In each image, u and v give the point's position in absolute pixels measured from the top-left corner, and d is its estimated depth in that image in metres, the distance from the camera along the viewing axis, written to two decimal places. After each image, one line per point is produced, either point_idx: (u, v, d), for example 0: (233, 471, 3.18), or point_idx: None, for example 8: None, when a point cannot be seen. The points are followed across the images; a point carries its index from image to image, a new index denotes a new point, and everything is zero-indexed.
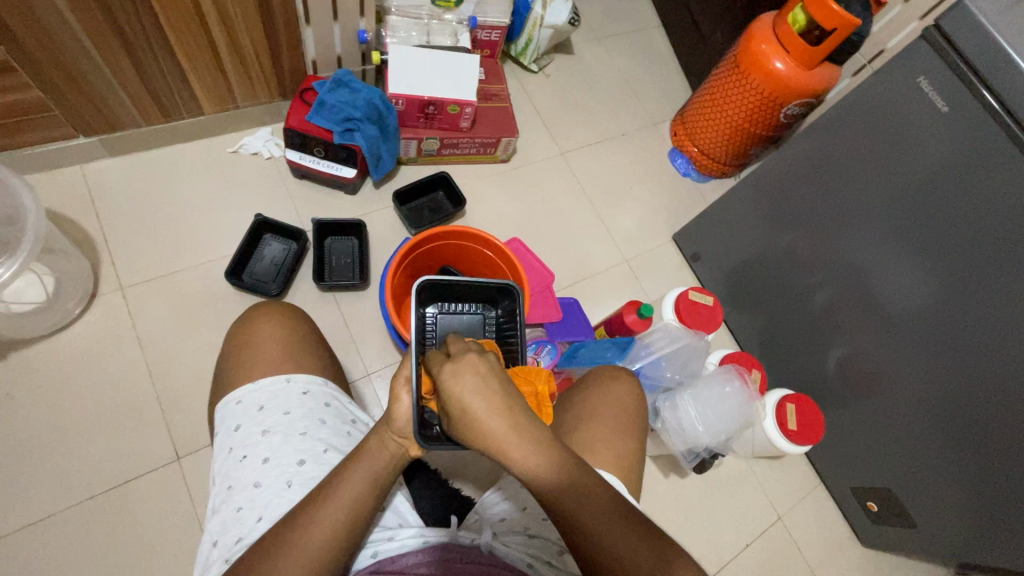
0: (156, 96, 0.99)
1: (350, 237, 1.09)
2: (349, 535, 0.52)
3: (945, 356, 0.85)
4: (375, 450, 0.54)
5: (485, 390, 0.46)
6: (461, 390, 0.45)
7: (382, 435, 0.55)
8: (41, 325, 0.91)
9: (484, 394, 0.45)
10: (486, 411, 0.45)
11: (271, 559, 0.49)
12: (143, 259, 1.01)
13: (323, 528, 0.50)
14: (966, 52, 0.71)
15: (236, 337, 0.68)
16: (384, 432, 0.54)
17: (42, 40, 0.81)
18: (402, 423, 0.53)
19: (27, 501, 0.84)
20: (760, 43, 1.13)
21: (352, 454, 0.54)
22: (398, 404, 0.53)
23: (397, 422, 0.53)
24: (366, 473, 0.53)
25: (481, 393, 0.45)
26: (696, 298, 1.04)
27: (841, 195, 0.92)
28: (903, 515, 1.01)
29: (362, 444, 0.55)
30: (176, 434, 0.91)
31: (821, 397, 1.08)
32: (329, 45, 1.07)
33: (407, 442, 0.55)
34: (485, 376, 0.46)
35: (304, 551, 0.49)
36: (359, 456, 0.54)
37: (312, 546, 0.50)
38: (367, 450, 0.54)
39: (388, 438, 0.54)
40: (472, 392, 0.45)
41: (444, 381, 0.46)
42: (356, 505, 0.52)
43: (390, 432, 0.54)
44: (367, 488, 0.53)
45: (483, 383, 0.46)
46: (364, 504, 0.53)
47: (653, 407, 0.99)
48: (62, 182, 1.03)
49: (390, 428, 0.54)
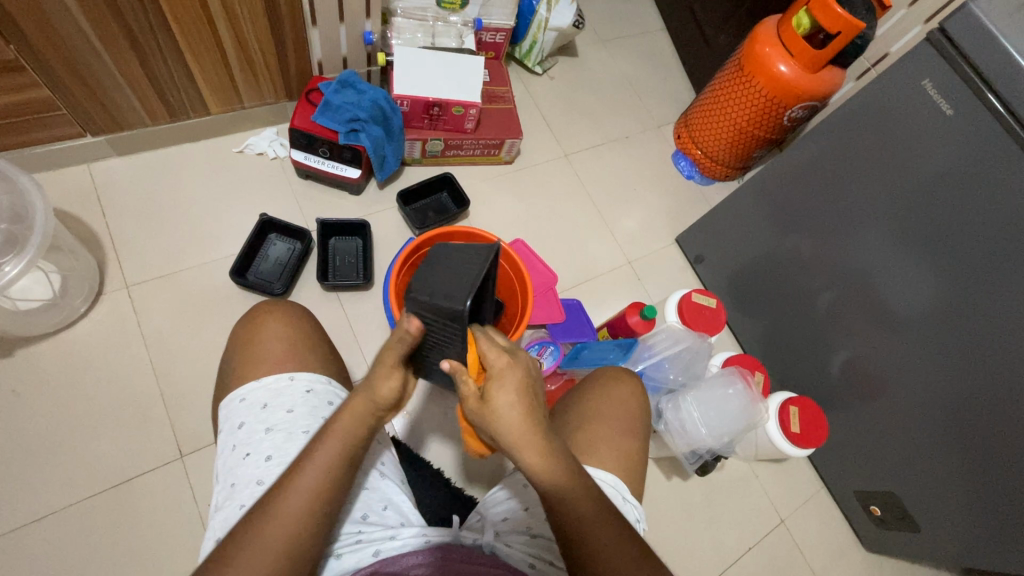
0: (164, 96, 1.00)
1: (354, 237, 1.10)
2: (321, 520, 0.52)
3: (949, 359, 0.85)
4: (352, 426, 0.54)
5: (525, 380, 0.52)
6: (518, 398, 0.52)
7: (361, 411, 0.54)
8: (47, 322, 0.91)
9: (520, 382, 0.52)
10: (516, 398, 0.51)
11: (255, 541, 0.49)
12: (149, 257, 1.02)
13: (299, 510, 0.51)
14: (970, 54, 0.71)
15: (242, 334, 0.68)
16: (362, 409, 0.54)
17: (53, 39, 0.82)
18: (386, 395, 0.54)
19: (30, 498, 0.84)
20: (764, 46, 1.13)
21: (325, 432, 0.54)
22: (388, 378, 0.54)
23: (381, 395, 0.54)
24: (341, 450, 0.53)
25: (518, 381, 0.52)
26: (699, 300, 1.03)
27: (844, 197, 0.92)
28: (906, 519, 1.00)
29: (333, 423, 0.54)
30: (180, 432, 0.92)
31: (824, 400, 1.08)
32: (335, 47, 1.07)
33: (383, 416, 0.56)
34: (527, 372, 0.53)
35: (284, 533, 0.50)
36: (333, 435, 0.53)
37: (291, 526, 0.50)
38: (341, 427, 0.54)
39: (367, 412, 0.55)
40: (507, 379, 0.51)
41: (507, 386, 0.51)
42: (332, 485, 0.53)
43: (372, 406, 0.55)
44: (343, 467, 0.53)
45: (522, 375, 0.52)
46: (339, 483, 0.53)
47: (656, 409, 0.99)
48: (69, 181, 1.03)
49: (373, 404, 0.54)
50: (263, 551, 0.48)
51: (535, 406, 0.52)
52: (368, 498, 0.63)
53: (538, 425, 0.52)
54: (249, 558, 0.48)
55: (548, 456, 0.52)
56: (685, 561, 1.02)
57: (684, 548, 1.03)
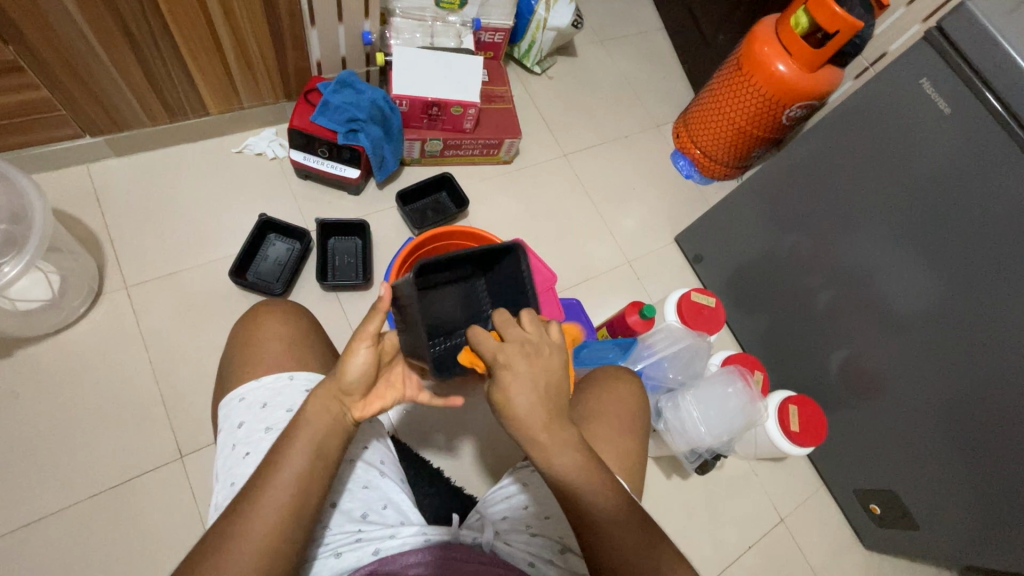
0: (163, 97, 1.00)
1: (353, 237, 1.10)
2: (298, 519, 0.51)
3: (948, 358, 0.85)
4: (317, 412, 0.55)
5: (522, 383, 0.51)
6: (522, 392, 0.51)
7: (327, 395, 0.56)
8: (46, 323, 0.91)
9: (515, 386, 0.51)
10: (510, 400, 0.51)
11: (241, 536, 0.49)
12: (148, 258, 1.02)
13: (279, 503, 0.51)
14: (968, 53, 0.71)
15: (242, 333, 0.68)
16: (328, 394, 0.56)
17: (51, 40, 0.82)
18: (349, 377, 0.56)
19: (30, 499, 0.84)
20: (763, 45, 1.13)
21: (294, 422, 0.54)
22: (352, 359, 0.56)
23: (346, 378, 0.56)
24: (310, 438, 0.54)
25: (514, 385, 0.51)
26: (698, 299, 1.04)
27: (844, 196, 0.92)
28: (906, 518, 1.00)
29: (300, 413, 0.55)
30: (180, 432, 0.92)
31: (824, 399, 1.08)
32: (333, 47, 1.07)
33: (349, 404, 0.57)
34: (529, 375, 0.51)
35: (262, 527, 0.49)
36: (301, 424, 0.54)
37: (268, 519, 0.50)
38: (309, 416, 0.54)
39: (331, 397, 0.56)
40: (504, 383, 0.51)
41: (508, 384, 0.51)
42: (305, 477, 0.52)
43: (336, 390, 0.56)
44: (313, 457, 0.53)
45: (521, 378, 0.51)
46: (313, 473, 0.53)
47: (655, 408, 0.99)
48: (68, 182, 1.03)
49: (338, 388, 0.56)
50: (242, 545, 0.48)
51: (535, 408, 0.51)
52: (368, 497, 0.63)
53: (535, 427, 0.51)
54: (229, 553, 0.48)
55: (545, 455, 0.52)
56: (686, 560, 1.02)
57: (684, 547, 1.03)
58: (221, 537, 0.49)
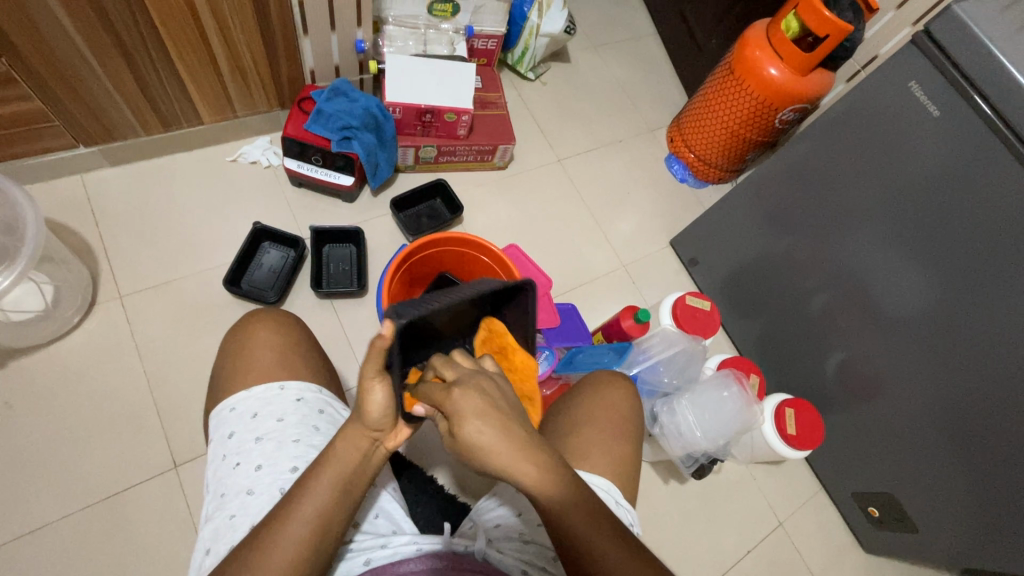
0: (157, 106, 1.01)
1: (347, 244, 1.10)
2: (319, 548, 0.51)
3: (944, 360, 0.85)
4: (346, 454, 0.53)
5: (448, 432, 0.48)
6: (481, 428, 0.46)
7: (355, 434, 0.53)
8: (40, 333, 0.91)
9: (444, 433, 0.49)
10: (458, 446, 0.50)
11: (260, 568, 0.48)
12: (142, 267, 1.02)
13: (301, 535, 0.50)
14: (956, 55, 0.72)
15: (232, 343, 0.68)
16: (356, 431, 0.53)
17: (44, 52, 0.82)
18: (375, 421, 0.53)
19: (24, 511, 0.84)
20: (754, 50, 1.14)
21: (321, 459, 0.52)
22: (374, 403, 0.52)
23: (372, 419, 0.52)
24: (337, 476, 0.52)
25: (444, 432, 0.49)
26: (694, 303, 1.04)
27: (836, 199, 0.92)
28: (905, 521, 1.00)
29: (331, 450, 0.53)
30: (174, 442, 0.91)
31: (820, 401, 1.08)
32: (327, 55, 1.08)
33: (380, 438, 0.55)
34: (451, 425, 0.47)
35: (286, 560, 0.49)
36: (329, 462, 0.52)
37: (285, 553, 0.49)
38: (338, 454, 0.53)
39: (360, 436, 0.53)
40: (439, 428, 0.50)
41: (466, 422, 0.46)
42: (330, 511, 0.52)
43: (363, 429, 0.53)
44: (340, 491, 0.53)
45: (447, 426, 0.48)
46: (336, 506, 0.52)
47: (651, 412, 0.99)
48: (63, 192, 1.04)
49: (365, 426, 0.53)
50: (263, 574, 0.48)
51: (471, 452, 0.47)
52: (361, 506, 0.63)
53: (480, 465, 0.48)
54: None
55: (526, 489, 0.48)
56: (684, 566, 1.02)
57: (682, 553, 1.03)
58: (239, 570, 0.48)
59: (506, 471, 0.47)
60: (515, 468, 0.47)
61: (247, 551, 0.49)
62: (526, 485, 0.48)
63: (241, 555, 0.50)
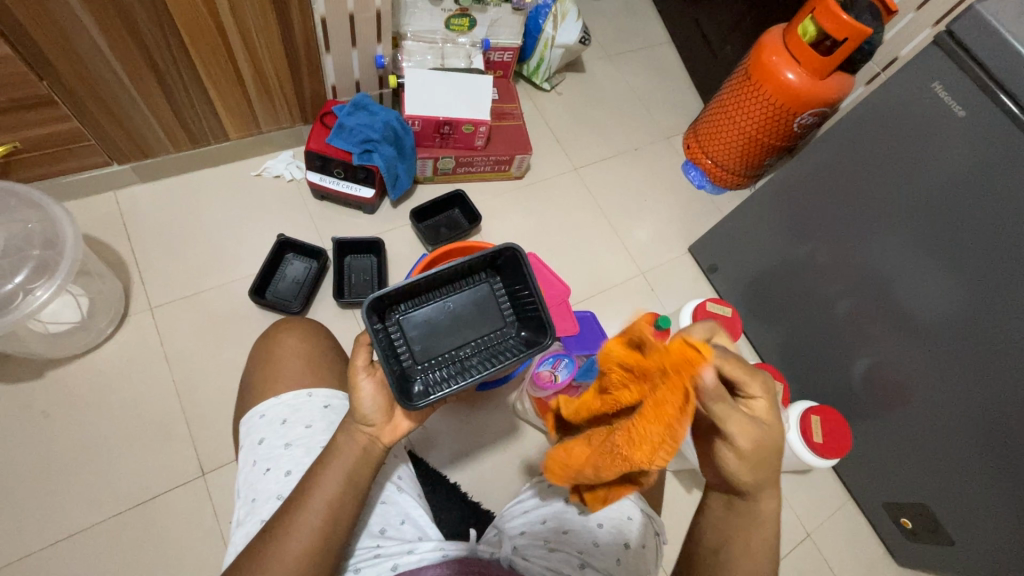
0: (186, 125, 1.04)
1: (368, 254, 1.12)
2: (327, 545, 0.52)
3: (975, 367, 0.82)
4: (344, 446, 0.55)
5: (763, 432, 0.51)
6: (775, 426, 0.53)
7: (350, 429, 0.56)
8: (75, 344, 0.94)
9: (755, 436, 0.51)
10: (732, 451, 0.52)
11: (272, 562, 0.50)
12: (172, 280, 1.05)
13: (311, 529, 0.51)
14: (979, 55, 0.71)
15: (261, 352, 0.70)
16: (351, 426, 0.56)
17: (83, 75, 0.86)
18: (363, 412, 0.55)
19: (60, 517, 0.86)
20: (771, 54, 1.14)
21: (325, 455, 0.55)
22: (360, 394, 0.55)
23: (360, 411, 0.55)
24: (340, 471, 0.54)
25: (753, 436, 0.51)
26: (714, 309, 1.03)
27: (860, 202, 0.91)
28: (938, 533, 0.97)
29: (332, 446, 0.55)
30: (202, 450, 0.93)
31: (848, 408, 1.06)
32: (347, 71, 1.10)
33: (376, 434, 0.56)
34: (771, 424, 0.52)
35: (296, 550, 0.50)
36: (330, 456, 0.54)
37: (296, 546, 0.50)
38: (337, 448, 0.55)
39: (354, 430, 0.55)
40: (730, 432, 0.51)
41: (769, 416, 0.52)
42: (336, 504, 0.53)
43: (356, 423, 0.55)
44: (345, 483, 0.53)
45: (762, 427, 0.52)
46: (343, 501, 0.53)
47: (673, 420, 0.95)
48: (97, 208, 1.08)
49: (356, 421, 0.55)
50: (273, 567, 0.49)
51: (767, 456, 0.52)
52: (385, 513, 0.63)
53: (755, 473, 0.53)
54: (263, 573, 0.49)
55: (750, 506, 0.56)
56: None
57: None
58: (258, 567, 0.50)
59: (771, 482, 0.54)
60: (770, 486, 0.55)
61: (265, 548, 0.51)
62: (766, 509, 0.56)
63: (259, 552, 0.51)
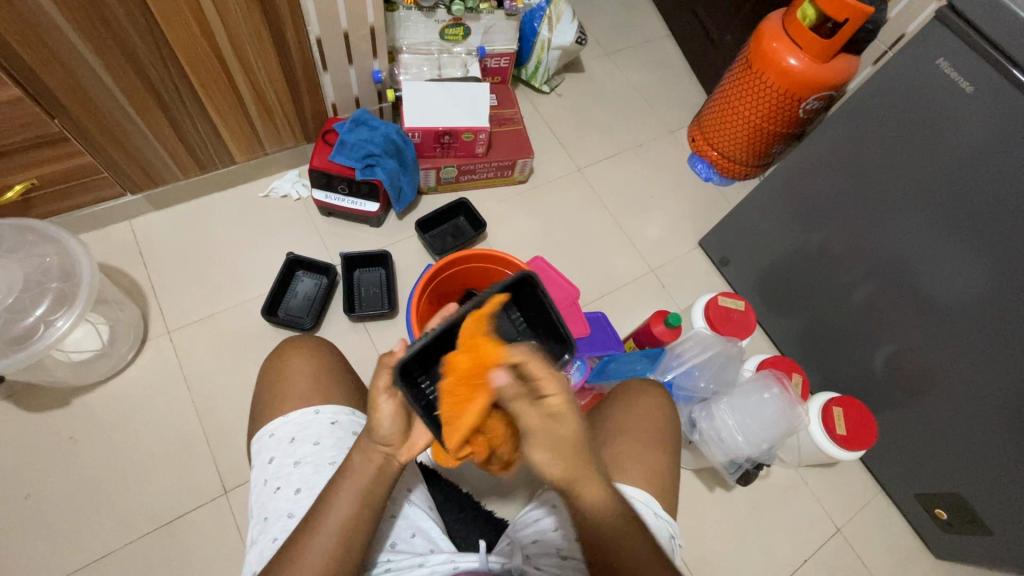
0: (194, 152, 1.07)
1: (378, 267, 1.13)
2: (340, 565, 0.52)
3: (1003, 350, 0.79)
4: (360, 463, 0.55)
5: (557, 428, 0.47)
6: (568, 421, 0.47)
7: (368, 447, 0.56)
8: (98, 370, 0.97)
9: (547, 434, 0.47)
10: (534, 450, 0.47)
11: None
12: (187, 303, 1.08)
13: (324, 549, 0.52)
14: (984, 28, 0.68)
15: (270, 369, 0.71)
16: (367, 445, 0.56)
17: (92, 112, 0.90)
18: (381, 432, 0.55)
19: (92, 538, 0.89)
20: (771, 41, 1.11)
21: (339, 473, 0.56)
22: (379, 415, 0.54)
23: (379, 431, 0.55)
24: (355, 490, 0.54)
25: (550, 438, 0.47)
26: (726, 303, 0.99)
27: (871, 186, 0.89)
28: (975, 524, 0.93)
29: (346, 464, 0.56)
30: (223, 468, 0.95)
31: (872, 398, 1.03)
32: (346, 88, 1.12)
33: (392, 452, 0.56)
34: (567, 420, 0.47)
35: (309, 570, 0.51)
36: (344, 475, 0.55)
37: (310, 567, 0.51)
38: (350, 469, 0.55)
39: (371, 449, 0.56)
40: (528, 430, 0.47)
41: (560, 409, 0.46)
42: (350, 523, 0.53)
43: (373, 443, 0.56)
44: (358, 505, 0.54)
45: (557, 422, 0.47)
46: (359, 519, 0.54)
47: (687, 419, 0.94)
48: (114, 238, 1.11)
49: (373, 440, 0.56)
50: None
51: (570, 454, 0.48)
52: (396, 527, 0.63)
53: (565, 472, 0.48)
54: None
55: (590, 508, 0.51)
56: None
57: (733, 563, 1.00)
58: None
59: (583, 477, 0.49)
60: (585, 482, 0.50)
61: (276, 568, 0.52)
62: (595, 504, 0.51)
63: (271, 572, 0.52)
